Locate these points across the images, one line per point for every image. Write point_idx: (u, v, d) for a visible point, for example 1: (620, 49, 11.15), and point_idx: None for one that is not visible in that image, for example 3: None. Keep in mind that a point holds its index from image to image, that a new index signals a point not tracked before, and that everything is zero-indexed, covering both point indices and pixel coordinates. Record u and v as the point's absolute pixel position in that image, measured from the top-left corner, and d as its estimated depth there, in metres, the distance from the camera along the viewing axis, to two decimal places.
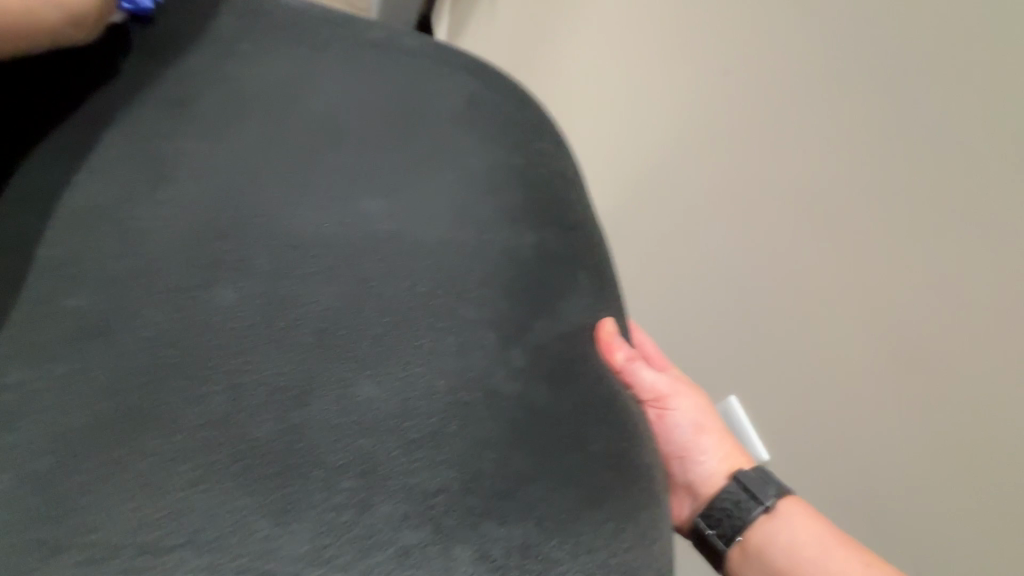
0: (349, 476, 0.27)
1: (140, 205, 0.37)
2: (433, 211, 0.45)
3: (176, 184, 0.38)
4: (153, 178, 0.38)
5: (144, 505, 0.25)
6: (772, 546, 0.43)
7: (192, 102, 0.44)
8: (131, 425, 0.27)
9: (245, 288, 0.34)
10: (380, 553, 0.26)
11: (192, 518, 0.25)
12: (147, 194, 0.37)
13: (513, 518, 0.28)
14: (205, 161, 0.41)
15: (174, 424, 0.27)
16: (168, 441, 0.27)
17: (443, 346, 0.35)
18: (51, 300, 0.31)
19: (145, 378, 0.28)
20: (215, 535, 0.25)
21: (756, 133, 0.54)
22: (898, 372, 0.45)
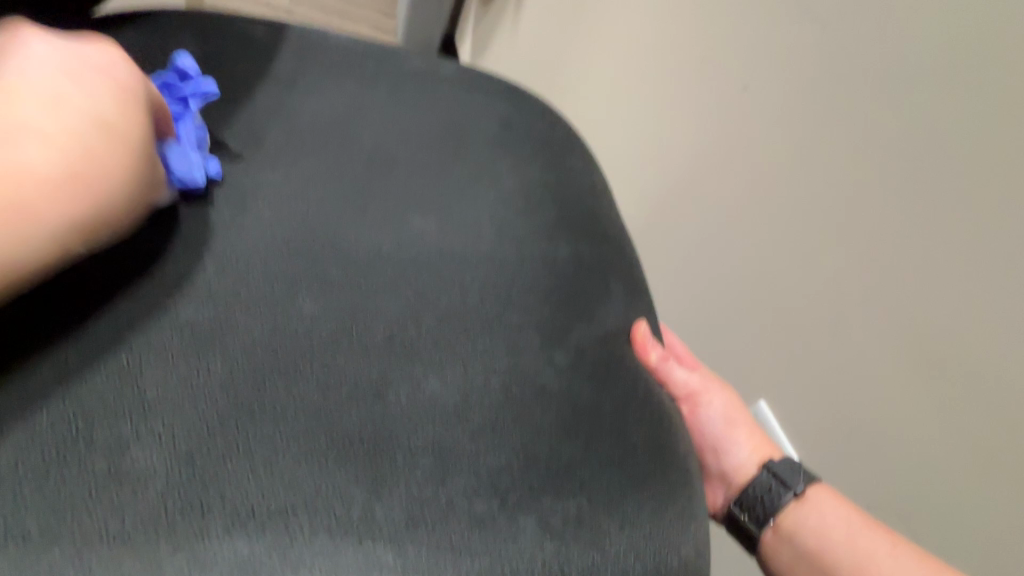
0: (426, 457, 0.32)
1: (230, 228, 0.42)
2: (477, 228, 0.50)
3: (257, 209, 0.44)
4: (237, 204, 0.44)
5: (269, 479, 0.30)
6: (802, 529, 0.46)
7: (264, 138, 0.50)
8: (250, 415, 0.32)
9: (325, 300, 0.39)
10: (456, 520, 0.30)
11: (306, 491, 0.30)
12: (234, 219, 0.43)
13: (568, 495, 0.32)
14: (279, 190, 0.46)
15: (284, 414, 0.32)
16: (283, 428, 0.32)
17: (496, 348, 0.40)
18: (168, 309, 0.36)
19: (258, 376, 0.34)
20: (326, 504, 0.30)
21: (785, 145, 0.58)
22: (928, 361, 0.48)
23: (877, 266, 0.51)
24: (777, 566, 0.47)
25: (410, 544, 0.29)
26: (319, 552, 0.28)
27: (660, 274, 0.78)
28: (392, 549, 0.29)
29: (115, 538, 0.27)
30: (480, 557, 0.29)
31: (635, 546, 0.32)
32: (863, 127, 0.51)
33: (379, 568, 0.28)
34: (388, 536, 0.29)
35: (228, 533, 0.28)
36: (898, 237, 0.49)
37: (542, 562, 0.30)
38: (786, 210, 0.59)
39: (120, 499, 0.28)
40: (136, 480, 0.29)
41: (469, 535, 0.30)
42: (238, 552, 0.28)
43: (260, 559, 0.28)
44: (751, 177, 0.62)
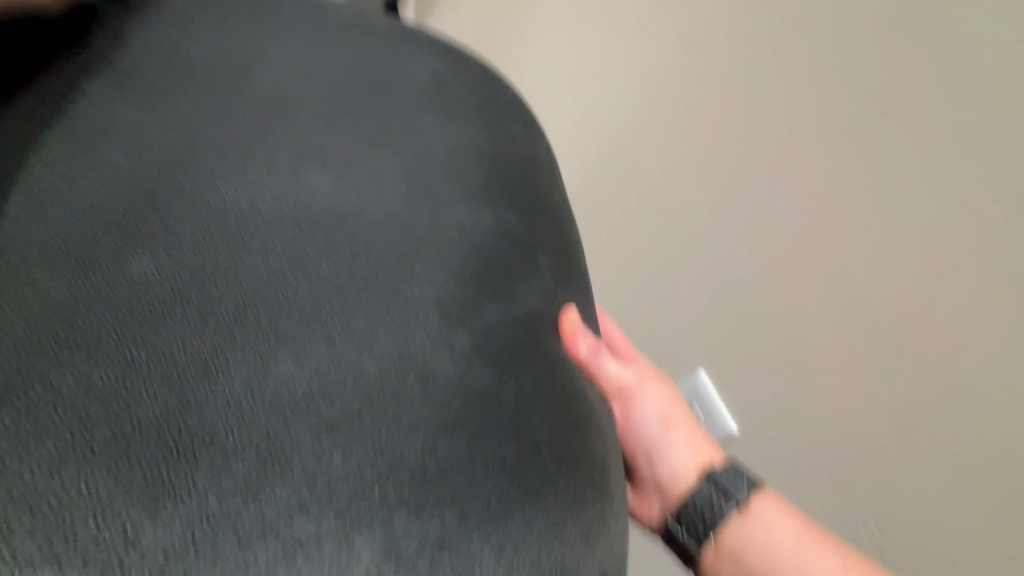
0: (243, 457, 0.25)
1: (65, 170, 0.34)
2: (386, 189, 0.42)
3: (105, 150, 0.36)
4: (82, 144, 0.36)
5: (8, 481, 0.23)
6: (744, 549, 0.40)
7: (136, 68, 0.42)
8: (11, 395, 0.25)
9: (165, 260, 0.32)
10: (268, 540, 0.23)
11: (61, 500, 0.23)
12: (70, 159, 0.35)
13: (432, 508, 0.25)
14: (137, 129, 0.38)
15: (54, 398, 0.25)
16: (48, 415, 0.25)
17: (380, 326, 0.33)
18: None
19: (37, 347, 0.27)
20: (84, 519, 0.23)
21: None
22: None
23: None
24: None
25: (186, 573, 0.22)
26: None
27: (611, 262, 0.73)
28: None
29: None
30: None
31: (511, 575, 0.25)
32: None
33: None
34: (157, 563, 0.22)
35: None
36: None
37: None
38: None
39: None
40: None
41: (280, 563, 0.23)
42: None
43: None
44: None
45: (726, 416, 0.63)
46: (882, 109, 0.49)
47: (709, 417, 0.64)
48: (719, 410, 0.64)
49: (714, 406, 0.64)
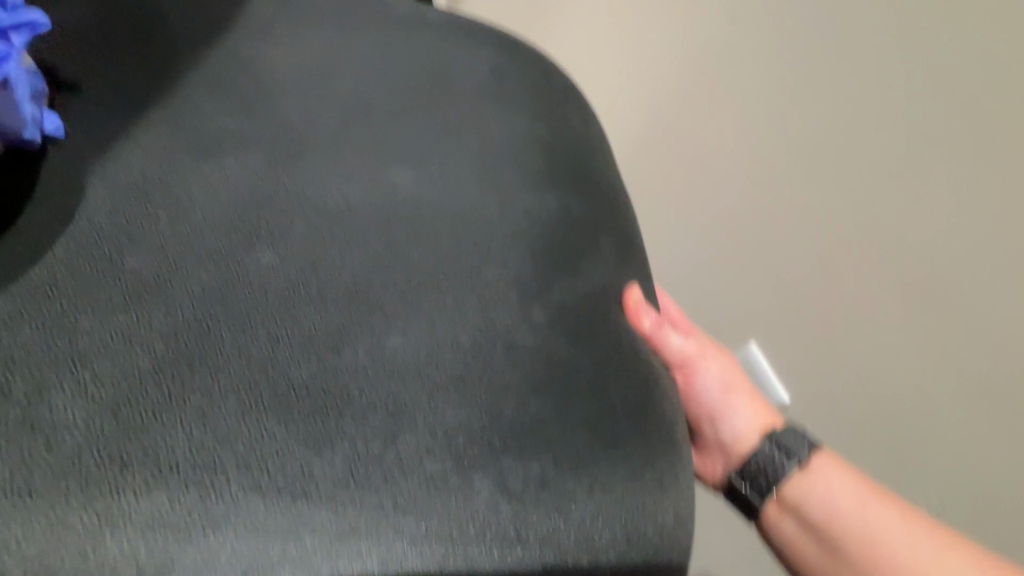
0: (376, 411, 0.30)
1: (193, 175, 0.40)
2: (458, 178, 0.46)
3: (222, 158, 0.41)
4: (201, 151, 0.41)
5: (199, 432, 0.28)
6: (807, 505, 0.43)
7: (234, 82, 0.47)
8: (189, 366, 0.30)
9: (280, 248, 0.37)
10: (408, 479, 0.28)
11: (245, 447, 0.28)
12: (193, 164, 0.40)
13: (532, 455, 0.30)
14: (241, 140, 0.43)
15: (228, 365, 0.30)
16: (219, 381, 0.30)
17: (469, 303, 0.37)
18: (108, 257, 0.34)
19: (203, 329, 0.32)
20: (261, 461, 0.28)
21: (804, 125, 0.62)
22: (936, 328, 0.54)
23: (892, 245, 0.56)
24: (781, 539, 0.44)
25: (348, 504, 0.27)
26: (247, 507, 0.27)
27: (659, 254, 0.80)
28: (329, 510, 0.27)
29: (24, 494, 0.26)
30: (430, 518, 0.27)
31: (603, 511, 0.30)
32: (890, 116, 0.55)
33: (309, 528, 0.26)
34: (325, 495, 0.27)
35: (148, 487, 0.26)
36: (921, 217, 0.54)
37: (495, 526, 0.28)
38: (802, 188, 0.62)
39: (30, 451, 0.26)
40: (50, 430, 0.27)
41: (418, 497, 0.28)
42: (158, 507, 0.26)
43: (182, 515, 0.26)
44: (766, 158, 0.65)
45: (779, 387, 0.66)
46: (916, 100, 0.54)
47: (761, 385, 0.67)
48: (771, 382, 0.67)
49: (766, 378, 0.67)
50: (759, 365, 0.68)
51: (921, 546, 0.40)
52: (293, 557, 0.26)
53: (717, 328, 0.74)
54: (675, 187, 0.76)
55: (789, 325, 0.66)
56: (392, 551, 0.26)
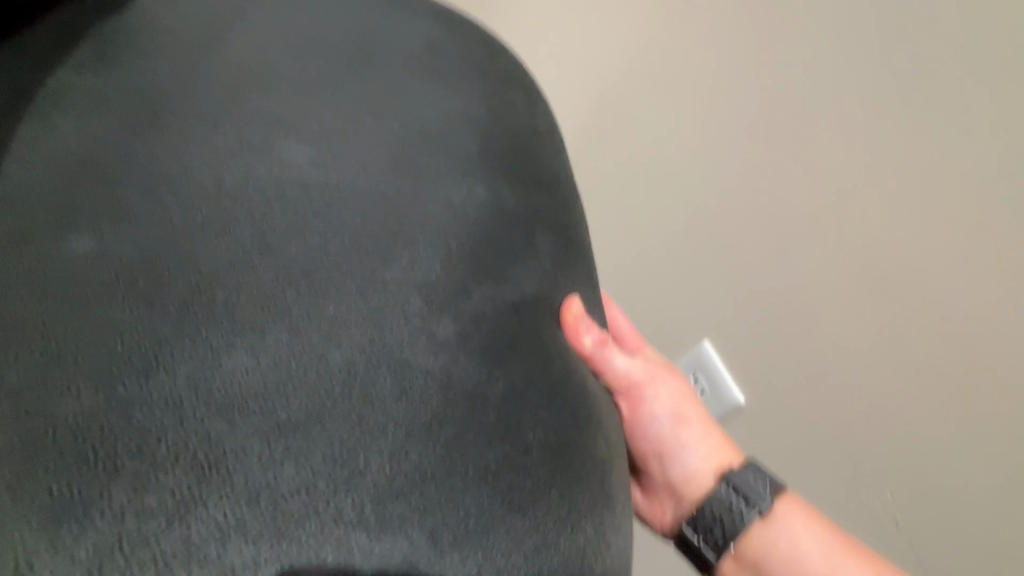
0: (183, 467, 0.23)
1: (26, 155, 0.33)
2: (369, 159, 0.39)
3: (67, 136, 0.34)
4: (42, 129, 0.34)
5: None
6: (769, 561, 0.37)
7: (102, 44, 0.39)
8: None
9: (107, 245, 0.29)
10: (206, 566, 0.21)
11: None
12: (27, 146, 0.33)
13: (394, 529, 0.23)
14: (100, 113, 0.36)
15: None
16: None
17: (354, 314, 0.29)
18: None
19: None
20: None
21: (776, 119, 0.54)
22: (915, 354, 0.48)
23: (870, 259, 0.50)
24: None
25: None
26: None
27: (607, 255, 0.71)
28: None
29: None
30: None
31: None
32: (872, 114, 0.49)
33: None
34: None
35: None
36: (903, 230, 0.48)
37: None
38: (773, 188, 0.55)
39: None
40: None
41: None
42: None
43: None
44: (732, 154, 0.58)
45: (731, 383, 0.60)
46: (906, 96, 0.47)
47: (713, 386, 0.61)
48: (724, 378, 0.60)
49: (719, 375, 0.61)
50: (710, 362, 0.61)
51: None
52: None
53: (663, 338, 0.66)
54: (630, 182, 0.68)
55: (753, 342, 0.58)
56: None
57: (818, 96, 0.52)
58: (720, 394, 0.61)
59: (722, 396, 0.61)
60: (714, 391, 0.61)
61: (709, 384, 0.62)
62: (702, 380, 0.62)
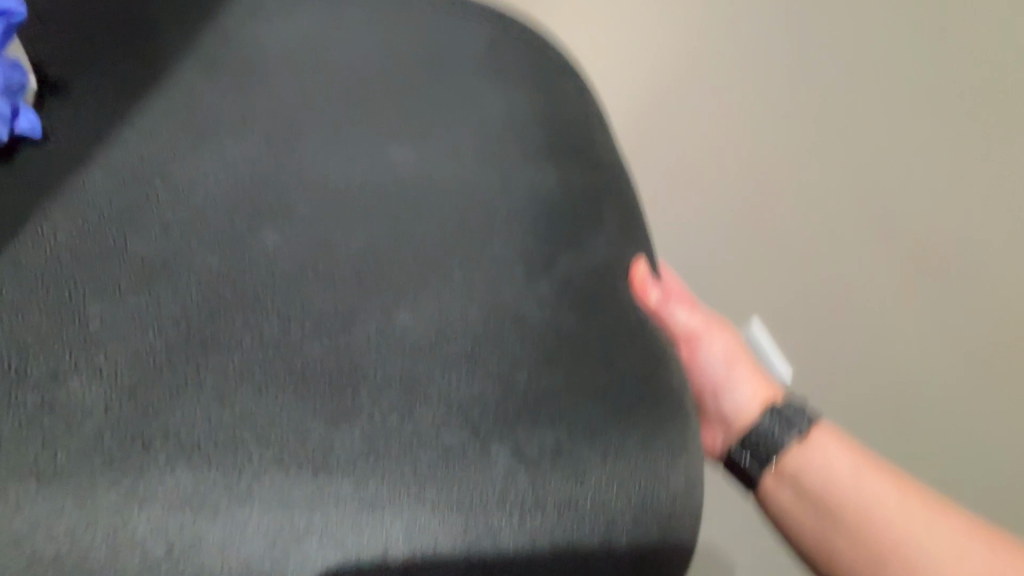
0: (387, 385, 0.30)
1: (197, 155, 0.39)
2: (459, 154, 0.46)
3: (220, 140, 0.40)
4: (199, 134, 0.40)
5: (223, 410, 0.28)
6: (805, 474, 0.44)
7: (225, 61, 0.45)
8: (206, 346, 0.30)
9: (289, 233, 0.37)
10: (427, 450, 0.28)
11: (263, 424, 0.28)
12: (190, 149, 0.39)
13: (546, 424, 0.30)
14: (242, 120, 0.42)
15: (237, 345, 0.30)
16: (238, 359, 0.30)
17: (477, 279, 0.37)
18: (117, 241, 0.33)
19: (215, 309, 0.31)
20: (280, 437, 0.28)
21: (809, 107, 0.61)
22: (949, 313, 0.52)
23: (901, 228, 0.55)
24: (775, 506, 0.46)
25: (368, 475, 0.27)
26: (264, 485, 0.26)
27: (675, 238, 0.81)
28: (350, 481, 0.27)
29: (48, 474, 0.25)
30: (446, 487, 0.28)
31: (617, 477, 0.30)
32: (890, 94, 0.54)
33: (332, 500, 0.27)
34: (347, 467, 0.27)
35: (171, 465, 0.26)
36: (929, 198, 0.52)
37: (515, 495, 0.28)
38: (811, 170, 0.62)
39: (52, 433, 0.26)
40: (70, 415, 0.27)
41: (435, 466, 0.28)
42: (181, 484, 0.26)
43: (207, 490, 0.26)
44: (772, 142, 0.65)
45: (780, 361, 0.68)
46: (923, 75, 0.51)
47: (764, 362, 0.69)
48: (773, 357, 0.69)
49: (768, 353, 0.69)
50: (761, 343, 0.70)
51: (916, 516, 0.41)
52: (322, 528, 0.26)
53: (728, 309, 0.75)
54: (685, 173, 0.77)
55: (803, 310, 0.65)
56: (416, 521, 0.27)
57: (837, 80, 0.58)
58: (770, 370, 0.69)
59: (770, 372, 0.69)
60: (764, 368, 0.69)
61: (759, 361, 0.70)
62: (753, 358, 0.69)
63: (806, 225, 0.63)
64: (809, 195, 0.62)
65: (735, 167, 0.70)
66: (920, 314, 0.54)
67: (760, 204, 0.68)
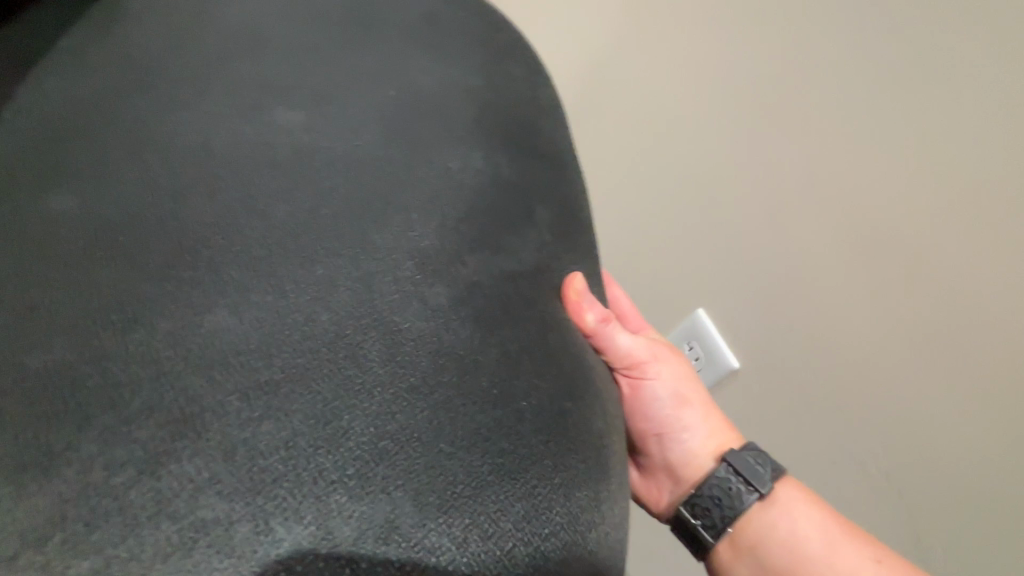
0: (161, 421, 0.22)
1: (27, 120, 0.33)
2: (364, 124, 0.37)
3: (64, 104, 0.34)
4: (44, 100, 0.34)
5: None
6: (769, 542, 0.36)
7: (100, 17, 0.38)
8: None
9: (88, 201, 0.29)
10: (176, 521, 0.20)
11: None
12: (27, 117, 0.33)
13: (379, 489, 0.22)
14: (99, 80, 0.35)
15: None
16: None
17: (342, 278, 0.28)
18: None
19: None
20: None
21: (797, 87, 0.53)
22: (912, 337, 0.48)
23: (874, 239, 0.50)
24: None
25: (83, 550, 0.20)
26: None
27: (615, 220, 0.71)
28: (60, 557, 0.19)
29: None
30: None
31: (472, 571, 0.21)
32: (894, 87, 0.48)
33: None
34: (59, 535, 0.20)
35: None
36: (903, 210, 0.48)
37: None
38: (784, 155, 0.55)
39: None
40: None
41: (178, 547, 0.20)
42: None
43: None
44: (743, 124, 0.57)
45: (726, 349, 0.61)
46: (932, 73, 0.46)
47: (708, 353, 0.62)
48: (719, 346, 0.62)
49: (713, 343, 0.62)
50: (707, 331, 0.63)
51: None
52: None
53: (663, 300, 0.68)
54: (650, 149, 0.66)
55: (757, 312, 0.58)
56: None
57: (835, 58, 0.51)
58: (716, 360, 0.62)
59: (716, 364, 0.62)
60: (709, 358, 0.62)
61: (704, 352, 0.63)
62: (698, 348, 0.63)
63: (770, 219, 0.56)
64: (777, 186, 0.55)
65: (701, 150, 0.61)
66: (882, 332, 0.50)
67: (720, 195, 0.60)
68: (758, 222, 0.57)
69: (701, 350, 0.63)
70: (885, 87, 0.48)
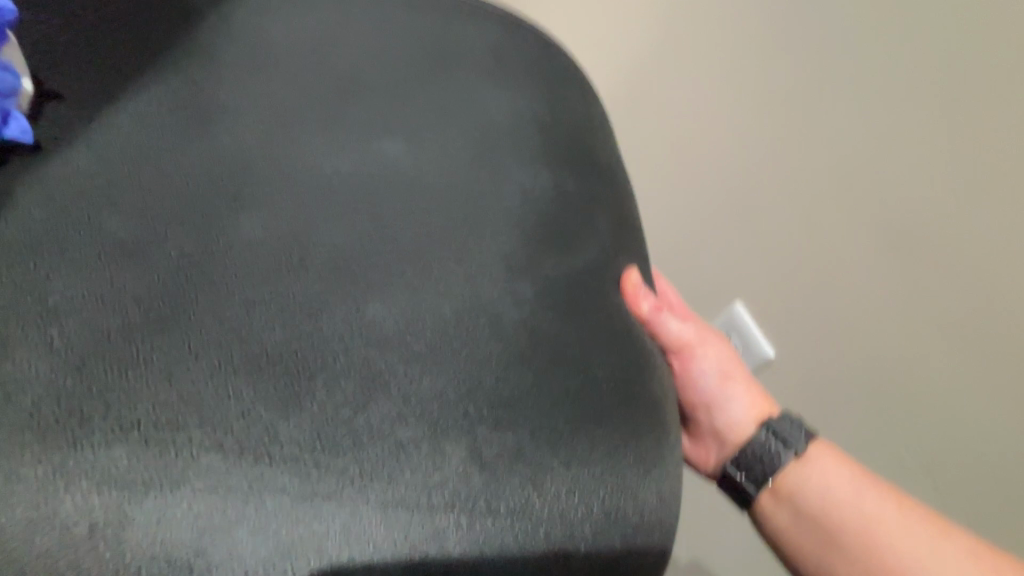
0: (352, 377, 0.29)
1: (187, 134, 0.37)
2: (451, 149, 0.44)
3: (211, 124, 0.38)
4: (190, 117, 0.38)
5: (181, 379, 0.27)
6: (804, 491, 0.42)
7: (216, 42, 0.42)
8: (163, 327, 0.29)
9: (274, 220, 0.35)
10: (377, 442, 0.27)
11: (206, 405, 0.27)
12: (178, 132, 0.37)
13: (508, 424, 0.29)
14: (228, 102, 0.40)
15: (196, 334, 0.29)
16: (205, 336, 0.29)
17: (452, 278, 0.35)
18: (86, 215, 0.32)
19: (184, 288, 0.30)
20: (222, 422, 0.26)
21: (814, 106, 0.59)
22: (924, 324, 0.54)
23: (888, 237, 0.56)
24: (775, 528, 0.43)
25: (313, 468, 0.26)
26: (192, 487, 0.25)
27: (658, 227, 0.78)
28: (296, 475, 0.26)
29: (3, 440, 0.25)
30: (399, 483, 0.27)
31: (580, 487, 0.29)
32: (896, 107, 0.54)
33: (271, 491, 0.25)
34: (288, 458, 0.26)
35: (109, 441, 0.25)
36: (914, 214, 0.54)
37: (466, 496, 0.27)
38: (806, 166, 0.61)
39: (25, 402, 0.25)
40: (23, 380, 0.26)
41: (379, 462, 0.27)
42: (120, 468, 0.25)
43: (141, 472, 0.25)
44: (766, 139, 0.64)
45: (763, 339, 0.67)
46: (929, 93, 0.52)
47: (746, 343, 0.68)
48: (755, 336, 0.68)
49: (750, 333, 0.68)
50: (744, 322, 0.69)
51: (921, 532, 0.39)
52: (249, 519, 0.25)
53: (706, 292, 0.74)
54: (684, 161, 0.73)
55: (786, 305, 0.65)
56: (354, 517, 0.26)
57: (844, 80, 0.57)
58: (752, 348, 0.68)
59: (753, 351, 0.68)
60: (746, 347, 0.68)
61: (742, 342, 0.69)
62: (736, 338, 0.69)
63: (795, 222, 0.63)
64: (801, 192, 0.62)
65: (731, 161, 0.68)
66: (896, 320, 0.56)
67: (749, 202, 0.67)
68: (784, 224, 0.64)
69: (739, 340, 0.69)
70: (887, 107, 0.54)
